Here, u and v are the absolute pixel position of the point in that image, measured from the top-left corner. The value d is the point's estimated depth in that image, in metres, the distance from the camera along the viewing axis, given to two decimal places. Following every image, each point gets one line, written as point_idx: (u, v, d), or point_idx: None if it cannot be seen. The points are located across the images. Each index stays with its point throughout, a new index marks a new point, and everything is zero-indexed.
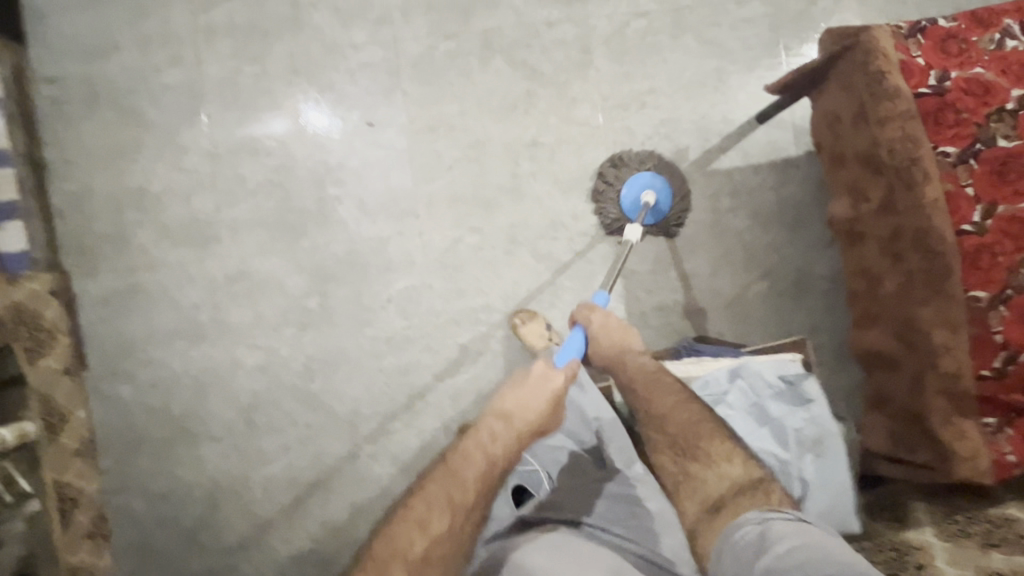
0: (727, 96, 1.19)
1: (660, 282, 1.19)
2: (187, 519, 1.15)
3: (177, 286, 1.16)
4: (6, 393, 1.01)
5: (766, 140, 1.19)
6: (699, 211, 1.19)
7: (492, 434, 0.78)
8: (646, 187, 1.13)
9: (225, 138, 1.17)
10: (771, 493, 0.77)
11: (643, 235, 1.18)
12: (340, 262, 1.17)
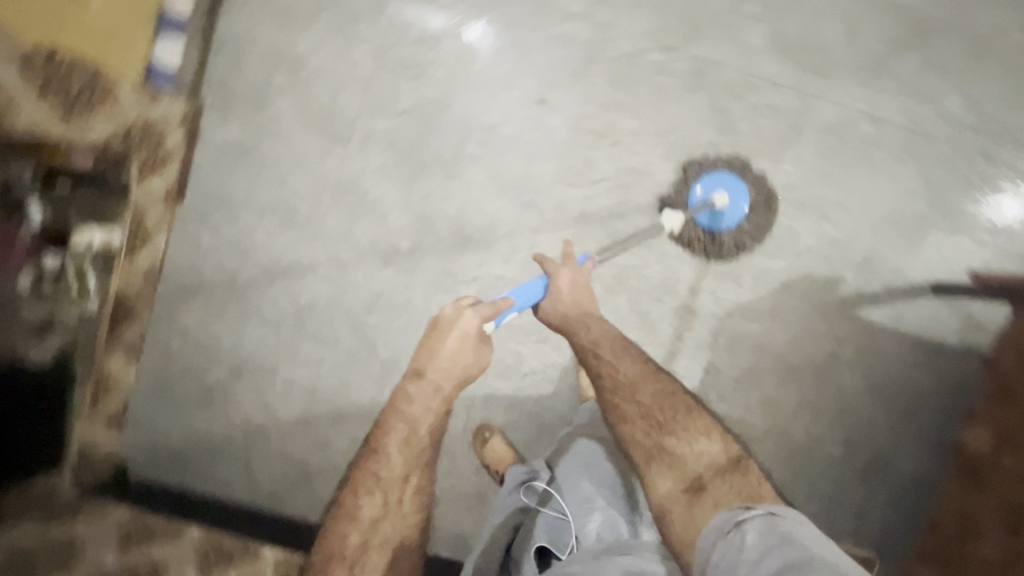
0: (914, 248, 1.06)
1: (738, 395, 1.10)
2: (211, 376, 1.20)
3: (291, 167, 1.15)
4: (109, 198, 1.04)
5: (926, 313, 1.06)
6: (816, 347, 1.09)
7: (433, 390, 1.03)
8: (721, 190, 1.04)
9: (397, 49, 1.13)
10: (753, 472, 0.77)
11: (746, 342, 1.10)
12: (448, 220, 1.13)
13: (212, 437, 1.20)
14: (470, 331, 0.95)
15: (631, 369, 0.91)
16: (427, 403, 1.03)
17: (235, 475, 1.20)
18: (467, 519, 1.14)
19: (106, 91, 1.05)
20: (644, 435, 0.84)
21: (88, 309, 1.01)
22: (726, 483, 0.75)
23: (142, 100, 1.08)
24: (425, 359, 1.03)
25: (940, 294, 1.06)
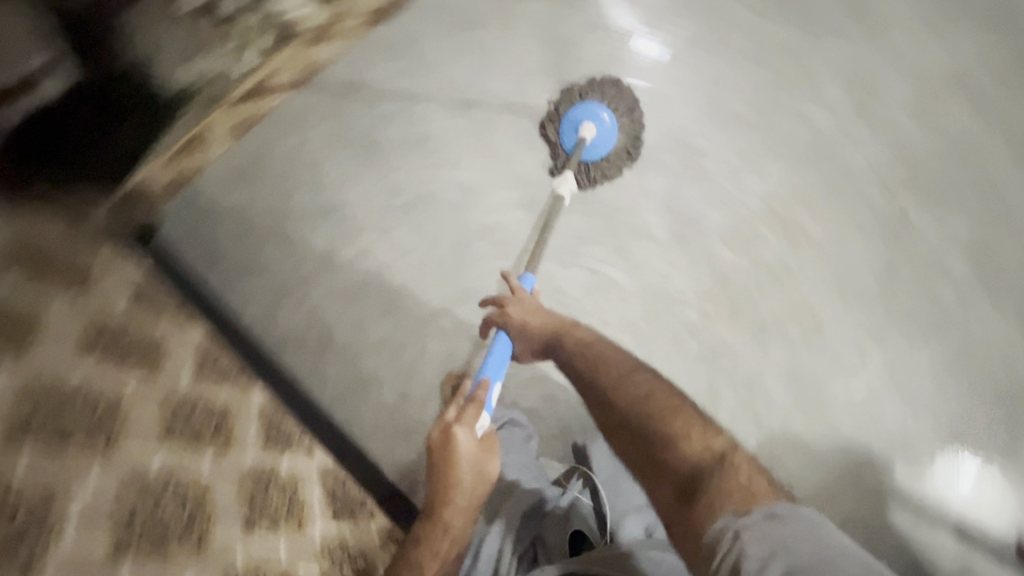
0: (985, 497, 1.03)
1: None
2: (298, 198, 1.15)
3: (496, 69, 1.11)
4: None
5: (957, 560, 1.03)
6: (838, 519, 1.08)
7: (444, 508, 0.85)
8: (590, 118, 1.05)
9: (659, 30, 1.10)
10: (737, 474, 0.64)
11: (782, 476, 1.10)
12: (601, 206, 1.11)
13: (264, 252, 1.15)
14: (467, 441, 0.83)
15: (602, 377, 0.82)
16: (465, 487, 0.84)
17: (259, 298, 1.14)
18: None
19: None
20: (626, 447, 0.74)
21: (235, 71, 0.92)
22: (708, 488, 0.63)
23: None
24: (439, 477, 0.84)
25: (985, 553, 1.03)
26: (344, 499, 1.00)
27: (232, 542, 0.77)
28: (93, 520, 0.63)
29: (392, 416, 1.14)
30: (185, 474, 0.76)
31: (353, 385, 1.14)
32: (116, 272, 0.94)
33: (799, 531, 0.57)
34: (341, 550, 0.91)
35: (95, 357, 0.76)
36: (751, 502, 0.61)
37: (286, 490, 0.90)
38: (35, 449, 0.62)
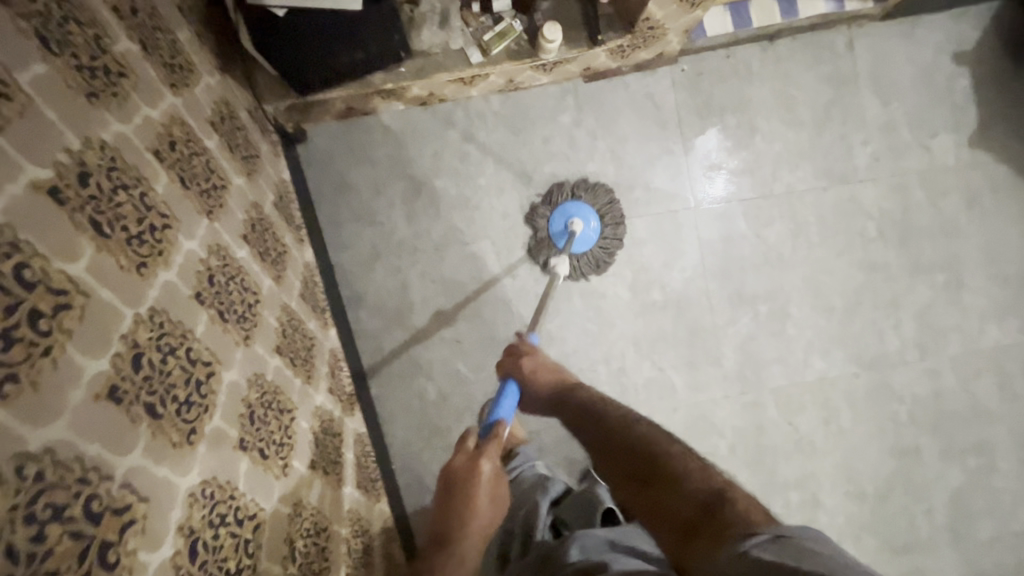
0: None
1: None
2: (438, 179, 1.17)
3: (662, 165, 1.20)
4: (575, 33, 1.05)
5: None
6: None
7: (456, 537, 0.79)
8: (579, 216, 1.13)
9: (806, 204, 1.22)
10: (739, 502, 0.55)
11: None
12: (690, 320, 1.20)
13: (383, 208, 1.16)
14: (488, 473, 0.79)
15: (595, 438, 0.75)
16: (483, 519, 0.79)
17: (359, 248, 1.15)
18: None
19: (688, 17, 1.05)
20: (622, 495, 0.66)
21: (470, 56, 1.03)
22: (709, 522, 0.54)
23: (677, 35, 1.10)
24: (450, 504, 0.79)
25: None
26: (364, 473, 0.98)
27: (305, 473, 0.73)
28: (232, 404, 0.60)
29: (425, 415, 1.13)
30: (286, 390, 0.75)
31: (403, 369, 1.14)
32: (268, 171, 0.95)
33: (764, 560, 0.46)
34: (359, 525, 0.88)
35: (249, 246, 0.77)
36: (757, 518, 0.52)
37: (334, 443, 0.88)
38: (211, 313, 0.61)
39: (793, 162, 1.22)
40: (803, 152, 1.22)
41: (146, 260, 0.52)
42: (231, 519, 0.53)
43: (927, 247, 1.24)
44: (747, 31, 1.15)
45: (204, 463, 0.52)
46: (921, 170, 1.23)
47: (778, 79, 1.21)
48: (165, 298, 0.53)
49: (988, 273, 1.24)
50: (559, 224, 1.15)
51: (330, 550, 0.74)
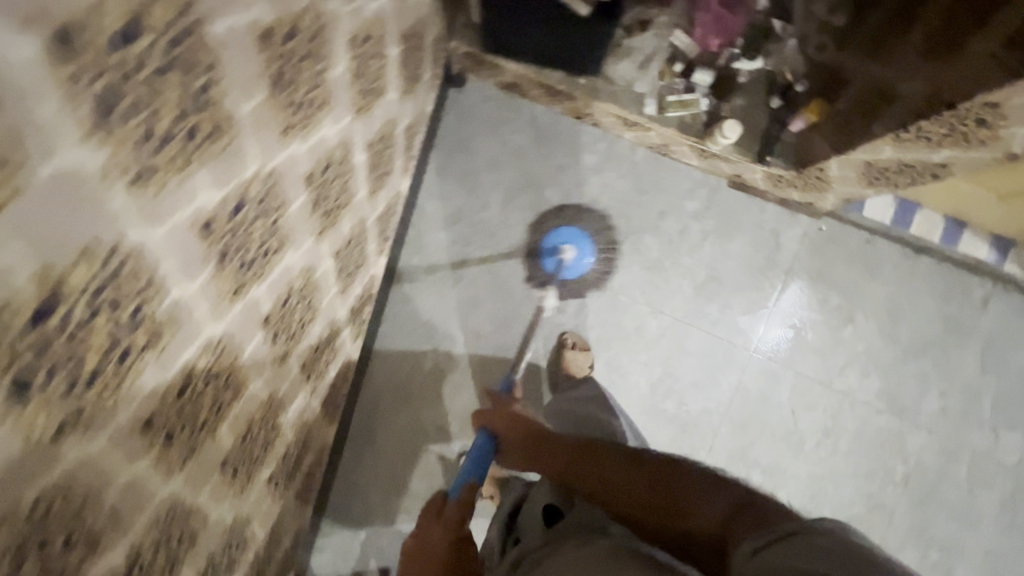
0: None
1: None
2: (548, 188, 1.17)
3: (747, 297, 1.17)
4: (749, 139, 1.03)
5: None
6: None
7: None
8: (574, 243, 1.16)
9: (851, 413, 1.17)
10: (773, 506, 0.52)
11: None
12: (684, 447, 1.16)
13: (485, 184, 1.17)
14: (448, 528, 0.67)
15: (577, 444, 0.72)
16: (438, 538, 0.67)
17: (446, 204, 1.17)
18: (393, 447, 1.17)
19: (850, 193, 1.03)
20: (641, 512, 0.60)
21: (644, 104, 1.03)
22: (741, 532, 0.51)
23: (835, 196, 1.06)
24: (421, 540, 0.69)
25: None
26: (334, 393, 1.00)
27: (292, 372, 0.75)
28: (279, 282, 0.62)
29: (411, 376, 1.17)
30: (320, 293, 0.77)
31: (417, 329, 1.16)
32: (417, 98, 0.98)
33: (828, 543, 0.45)
34: (302, 438, 0.89)
35: (367, 155, 0.80)
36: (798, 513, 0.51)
37: (327, 359, 0.89)
38: (308, 197, 0.63)
39: (864, 369, 1.17)
40: (879, 367, 1.17)
41: (291, 126, 0.54)
42: (221, 379, 0.55)
43: (940, 523, 1.16)
44: (904, 231, 1.14)
45: (229, 321, 0.53)
46: (977, 451, 1.17)
47: (899, 290, 1.17)
48: (285, 166, 0.55)
49: None
50: (561, 240, 1.17)
51: (271, 448, 0.75)
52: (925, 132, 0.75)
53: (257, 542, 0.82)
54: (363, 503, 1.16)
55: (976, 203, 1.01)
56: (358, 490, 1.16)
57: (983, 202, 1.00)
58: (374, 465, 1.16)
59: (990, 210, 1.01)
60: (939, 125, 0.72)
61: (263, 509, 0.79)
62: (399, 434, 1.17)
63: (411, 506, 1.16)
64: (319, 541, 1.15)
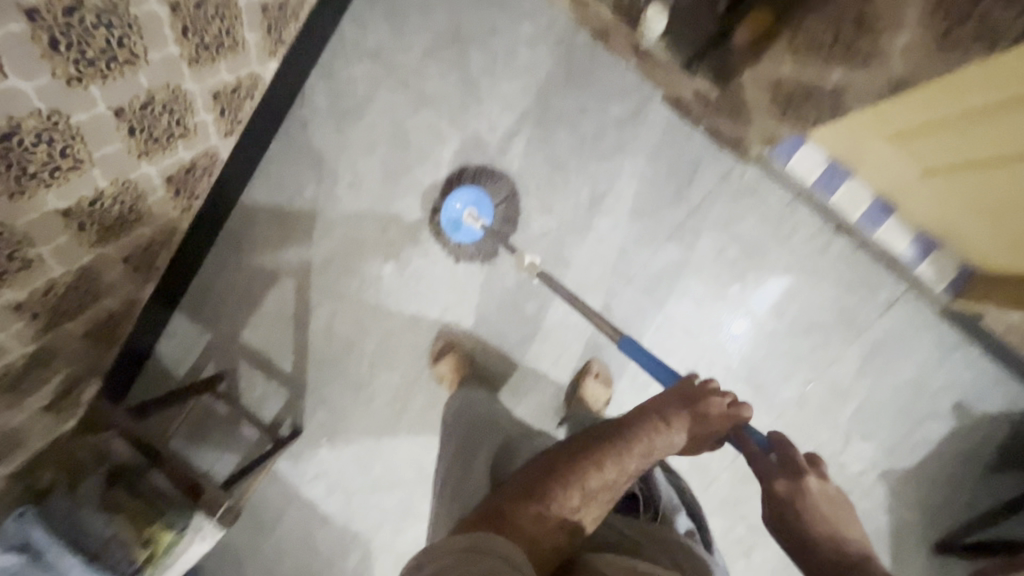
0: None
1: (290, 528, 1.23)
2: (475, 47, 1.09)
3: (645, 224, 1.11)
4: (686, 38, 0.92)
5: None
6: None
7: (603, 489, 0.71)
8: (473, 208, 1.10)
9: (709, 371, 1.13)
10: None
11: (333, 547, 1.23)
12: (529, 352, 1.15)
13: (411, 24, 1.09)
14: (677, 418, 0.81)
15: (811, 481, 0.72)
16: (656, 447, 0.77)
17: (365, 36, 1.10)
18: (255, 263, 1.18)
19: (765, 129, 0.92)
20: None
21: None
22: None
23: (755, 135, 0.97)
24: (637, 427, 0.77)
25: None
26: (189, 180, 0.99)
27: (100, 108, 0.74)
28: None
29: (289, 199, 1.15)
30: (145, 38, 0.74)
31: (305, 156, 1.14)
32: None
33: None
34: (133, 201, 0.90)
35: None
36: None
37: (174, 132, 0.88)
38: None
39: (739, 333, 1.12)
40: (753, 335, 1.12)
41: None
42: None
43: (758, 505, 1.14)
44: (825, 201, 1.04)
45: None
46: (820, 449, 1.12)
47: (801, 264, 1.09)
48: None
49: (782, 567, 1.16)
50: (463, 197, 1.10)
51: (68, 177, 0.76)
52: (813, 37, 0.67)
53: (59, 277, 0.85)
54: (216, 305, 1.19)
55: (901, 182, 0.91)
56: (213, 294, 1.19)
57: (909, 182, 0.89)
58: (235, 277, 1.18)
59: (914, 195, 0.91)
60: (825, 27, 0.64)
61: (62, 243, 0.81)
62: (265, 253, 1.17)
63: (258, 323, 1.19)
64: (168, 328, 1.20)
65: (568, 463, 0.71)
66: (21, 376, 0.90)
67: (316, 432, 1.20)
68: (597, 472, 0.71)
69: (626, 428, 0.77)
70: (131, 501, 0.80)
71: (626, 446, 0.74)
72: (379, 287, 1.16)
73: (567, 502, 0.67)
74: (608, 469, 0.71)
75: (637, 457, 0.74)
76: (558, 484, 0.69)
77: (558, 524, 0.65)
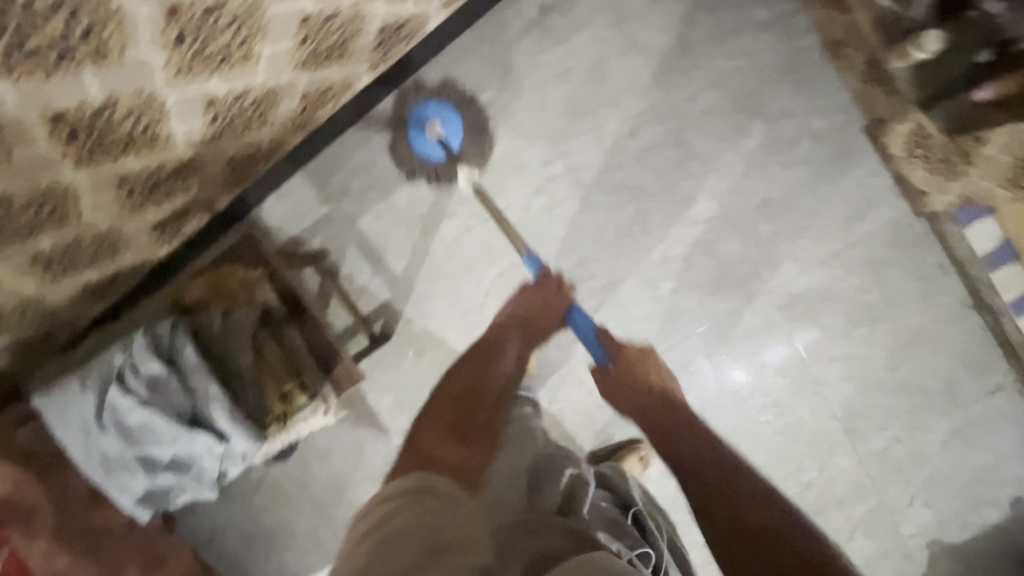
0: None
1: (342, 429, 1.16)
2: (702, 13, 1.06)
3: (804, 241, 1.10)
4: (942, 77, 0.88)
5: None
6: (338, 505, 1.17)
7: (445, 446, 0.67)
8: (440, 120, 1.05)
9: (809, 402, 1.14)
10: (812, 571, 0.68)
11: (380, 460, 1.17)
12: (649, 330, 1.12)
13: None
14: (549, 286, 0.94)
15: (700, 441, 0.82)
16: (484, 380, 0.83)
17: None
18: (399, 150, 1.09)
19: (982, 185, 0.94)
20: (693, 490, 0.76)
21: None
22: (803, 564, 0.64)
23: (962, 191, 0.97)
24: (480, 369, 0.85)
25: None
26: (392, 40, 0.91)
27: None
28: None
29: (459, 96, 1.08)
30: None
31: (494, 58, 1.07)
32: None
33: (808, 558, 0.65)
34: (349, 35, 0.81)
35: None
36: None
37: None
38: None
39: (850, 372, 1.13)
40: (865, 378, 1.13)
41: None
42: None
43: None
44: (983, 275, 1.05)
45: None
46: (883, 504, 1.16)
47: (930, 326, 1.11)
48: None
49: None
50: (425, 117, 1.06)
51: None
52: None
53: (255, 86, 0.75)
54: (341, 180, 1.10)
55: None
56: (343, 167, 1.10)
57: None
58: (372, 156, 1.09)
59: None
60: None
61: (281, 50, 0.73)
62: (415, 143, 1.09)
63: (383, 213, 1.11)
64: (282, 188, 1.10)
65: (450, 415, 0.75)
66: (162, 178, 0.80)
67: (402, 342, 1.13)
68: (473, 413, 0.76)
69: (495, 345, 0.90)
70: (275, 352, 0.72)
71: (469, 358, 0.88)
72: (519, 217, 1.10)
73: (467, 441, 0.69)
74: (460, 376, 0.84)
75: (484, 358, 0.87)
76: (434, 438, 0.68)
77: (470, 457, 0.67)
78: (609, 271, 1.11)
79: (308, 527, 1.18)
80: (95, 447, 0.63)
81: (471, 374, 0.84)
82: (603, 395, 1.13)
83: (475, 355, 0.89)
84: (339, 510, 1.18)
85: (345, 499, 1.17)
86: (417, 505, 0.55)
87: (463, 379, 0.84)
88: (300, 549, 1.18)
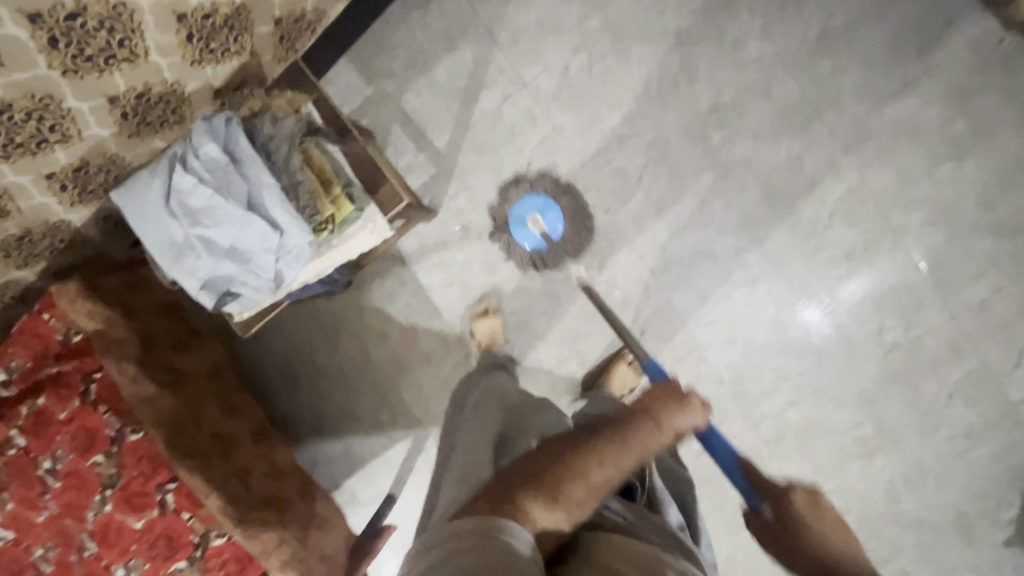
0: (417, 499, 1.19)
1: (397, 310, 1.19)
2: None
3: (871, 73, 1.01)
4: None
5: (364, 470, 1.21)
6: (396, 385, 1.20)
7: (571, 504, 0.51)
8: (539, 211, 1.11)
9: (888, 253, 1.04)
10: None
11: (434, 339, 1.18)
12: (701, 186, 1.07)
13: None
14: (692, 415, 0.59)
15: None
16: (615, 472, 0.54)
17: None
18: (438, 25, 1.11)
19: None
20: None
21: None
22: None
23: None
24: (621, 439, 0.55)
25: (369, 485, 1.21)
26: None
27: None
28: None
29: None
30: None
31: None
32: None
33: None
34: None
35: None
36: None
37: None
38: None
39: (936, 216, 1.02)
40: (955, 221, 1.02)
41: None
42: None
43: (896, 409, 1.06)
44: None
45: None
46: (986, 364, 1.03)
47: None
48: None
49: (905, 478, 1.07)
50: (525, 213, 1.12)
51: None
52: None
53: None
54: (384, 60, 1.13)
55: None
56: (386, 47, 1.13)
57: None
58: (412, 34, 1.12)
59: None
60: None
61: None
62: (453, 16, 1.11)
63: (425, 89, 1.13)
64: (330, 74, 1.14)
65: (560, 455, 0.53)
66: (217, 28, 0.85)
67: (449, 217, 1.15)
68: (601, 468, 0.52)
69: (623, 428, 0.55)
70: (322, 161, 0.75)
71: (602, 438, 0.54)
72: (559, 80, 1.09)
73: (577, 496, 0.51)
74: (608, 461, 0.53)
75: (615, 438, 0.54)
76: (557, 480, 0.51)
77: (574, 509, 0.51)
78: (657, 127, 1.07)
79: (369, 409, 1.21)
80: (165, 235, 0.68)
81: (599, 438, 0.55)
82: (656, 260, 1.09)
83: (599, 440, 0.54)
84: (398, 390, 1.20)
85: (403, 379, 1.20)
86: (493, 550, 0.46)
87: (580, 457, 0.52)
88: (363, 430, 1.21)
